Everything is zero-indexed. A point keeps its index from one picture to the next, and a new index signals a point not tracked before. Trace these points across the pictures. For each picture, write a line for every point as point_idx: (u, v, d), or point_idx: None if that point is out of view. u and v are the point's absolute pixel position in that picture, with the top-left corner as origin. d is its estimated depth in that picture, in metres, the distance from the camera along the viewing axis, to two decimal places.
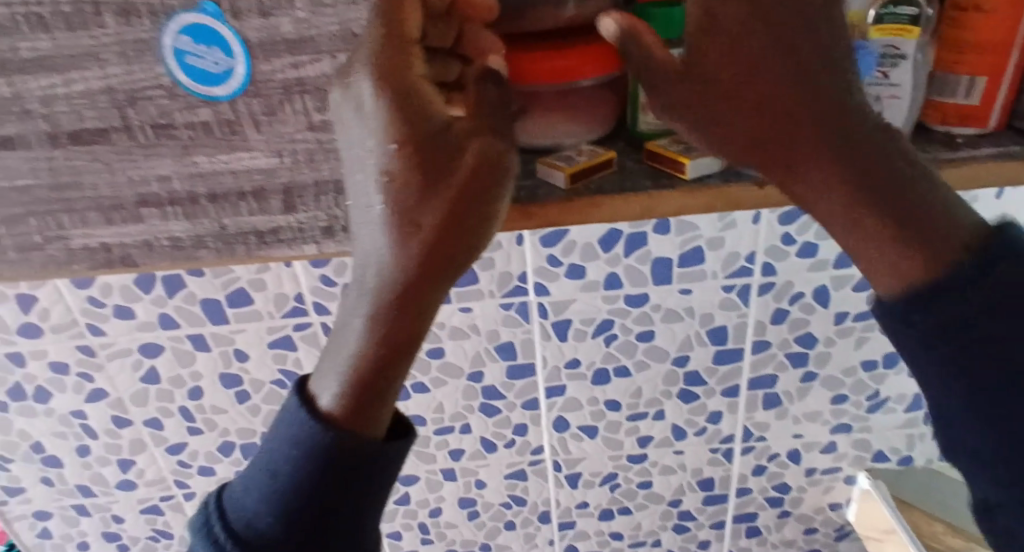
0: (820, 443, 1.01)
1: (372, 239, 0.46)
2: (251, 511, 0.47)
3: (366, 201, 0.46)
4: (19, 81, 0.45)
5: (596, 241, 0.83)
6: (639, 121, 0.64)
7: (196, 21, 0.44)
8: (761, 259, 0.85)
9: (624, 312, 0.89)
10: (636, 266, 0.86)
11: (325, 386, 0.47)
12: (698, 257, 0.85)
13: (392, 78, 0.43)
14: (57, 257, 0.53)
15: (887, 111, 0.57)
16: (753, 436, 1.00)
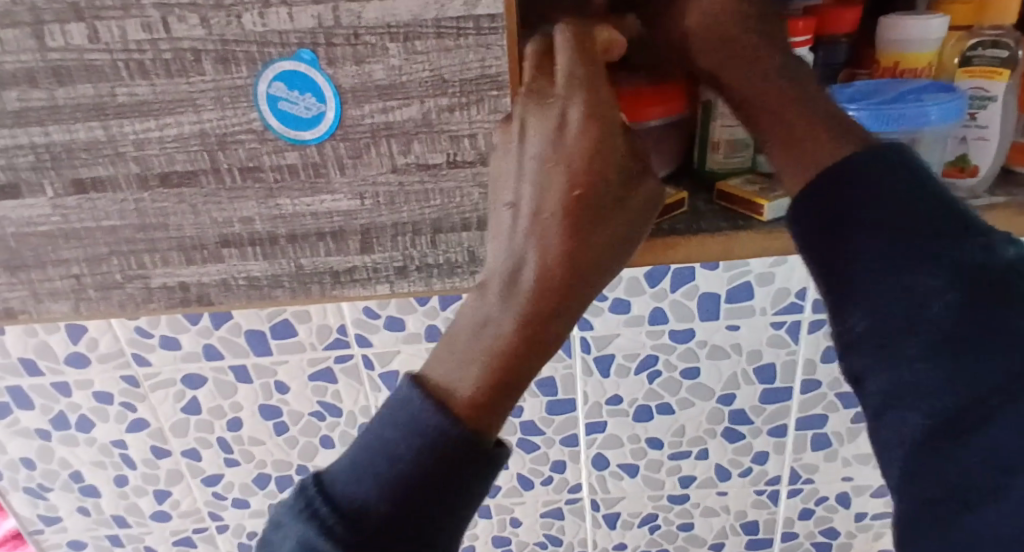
0: (871, 487, 0.98)
1: (536, 235, 0.44)
2: (358, 494, 0.40)
3: (535, 202, 0.44)
4: (114, 125, 0.46)
5: (641, 277, 0.83)
6: (709, 161, 0.64)
7: (292, 68, 0.45)
8: (813, 295, 0.85)
9: (669, 347, 0.88)
10: (683, 301, 0.85)
11: (459, 381, 0.42)
12: (748, 292, 0.85)
13: (596, 107, 0.43)
14: (136, 296, 0.53)
15: (973, 152, 0.57)
16: (801, 479, 0.98)
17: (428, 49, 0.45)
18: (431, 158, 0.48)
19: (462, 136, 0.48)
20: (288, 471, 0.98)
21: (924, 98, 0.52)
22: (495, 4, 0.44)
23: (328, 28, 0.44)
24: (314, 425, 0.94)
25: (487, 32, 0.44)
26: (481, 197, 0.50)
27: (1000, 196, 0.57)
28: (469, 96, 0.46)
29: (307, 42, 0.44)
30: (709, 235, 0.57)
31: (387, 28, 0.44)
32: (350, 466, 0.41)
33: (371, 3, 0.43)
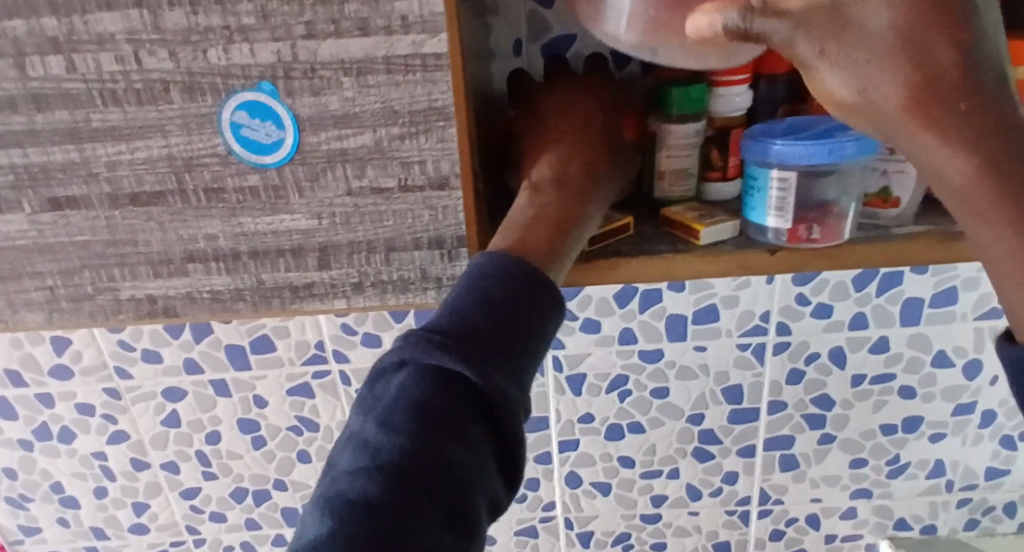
0: (840, 508, 1.01)
1: (589, 150, 0.62)
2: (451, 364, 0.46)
3: (586, 132, 0.62)
4: (89, 148, 0.50)
5: (611, 297, 0.87)
6: (657, 189, 0.68)
7: (254, 98, 0.49)
8: (776, 318, 0.88)
9: (638, 367, 0.92)
10: (651, 322, 0.89)
11: (536, 234, 0.56)
12: (713, 314, 0.88)
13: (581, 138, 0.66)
14: (106, 307, 0.56)
15: (895, 184, 0.61)
16: (770, 499, 1.00)
17: (379, 83, 0.49)
18: (384, 183, 0.52)
19: (412, 163, 0.52)
20: (265, 485, 1.00)
21: (843, 134, 0.56)
22: (441, 44, 0.48)
23: (287, 63, 0.48)
24: (291, 439, 0.97)
25: (433, 69, 0.48)
26: (431, 219, 0.54)
27: (925, 225, 0.61)
28: (419, 127, 0.50)
29: (268, 75, 0.48)
30: (648, 256, 0.61)
31: (341, 64, 0.48)
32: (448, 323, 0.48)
33: (327, 41, 0.47)
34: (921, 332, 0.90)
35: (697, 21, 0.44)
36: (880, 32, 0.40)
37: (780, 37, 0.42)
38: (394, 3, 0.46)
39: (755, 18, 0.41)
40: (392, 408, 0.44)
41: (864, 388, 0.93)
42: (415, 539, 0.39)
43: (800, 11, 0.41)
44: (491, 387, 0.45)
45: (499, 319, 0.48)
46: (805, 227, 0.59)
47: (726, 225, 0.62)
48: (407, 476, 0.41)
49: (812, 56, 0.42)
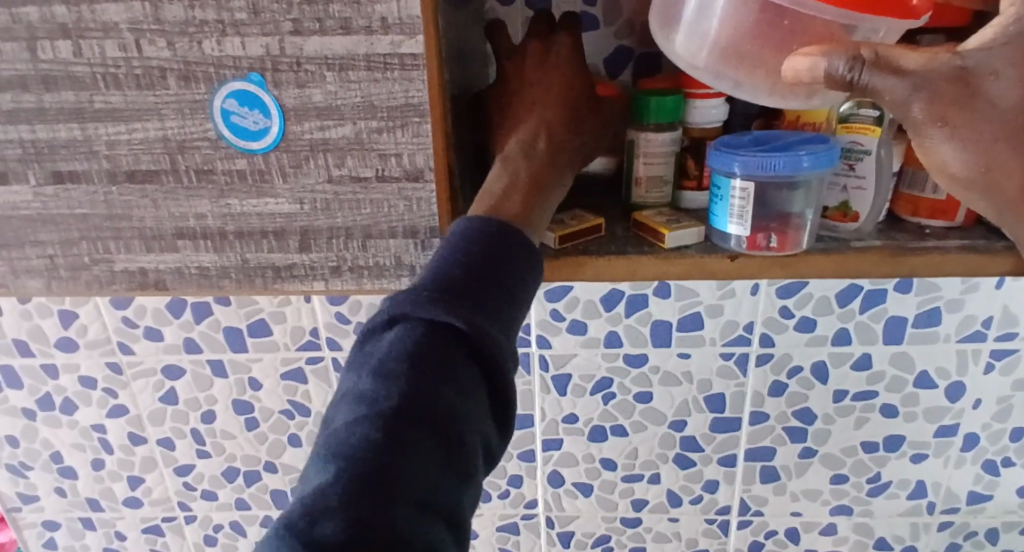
0: (819, 524, 1.03)
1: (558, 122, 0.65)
2: (433, 318, 0.49)
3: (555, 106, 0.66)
4: (91, 128, 0.54)
5: (598, 300, 0.90)
6: (632, 194, 0.71)
7: (243, 88, 0.52)
8: (759, 329, 0.91)
9: (623, 370, 0.95)
10: (637, 326, 0.92)
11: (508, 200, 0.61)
12: (697, 322, 0.91)
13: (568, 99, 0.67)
14: (100, 277, 0.60)
15: (854, 200, 0.65)
16: (750, 510, 1.02)
17: (360, 79, 0.52)
18: (362, 172, 0.56)
19: (389, 155, 0.55)
20: (256, 467, 1.03)
21: (801, 150, 0.60)
22: (417, 45, 0.51)
23: (275, 56, 0.51)
24: (283, 423, 1.00)
25: (410, 68, 0.52)
26: (405, 209, 0.57)
27: (880, 239, 0.64)
28: (395, 121, 0.54)
29: (257, 66, 0.52)
30: (614, 257, 0.64)
31: (325, 60, 0.52)
32: (435, 283, 0.51)
33: (312, 38, 0.51)
34: (904, 351, 0.92)
35: (796, 64, 0.48)
36: (1003, 105, 0.45)
37: (894, 96, 0.46)
38: (375, 6, 0.50)
39: (862, 72, 0.46)
40: (383, 361, 0.47)
41: (846, 403, 0.95)
42: (413, 478, 0.42)
43: (918, 72, 0.46)
44: (477, 335, 0.49)
45: (484, 278, 0.52)
46: (763, 236, 0.62)
47: (691, 231, 0.65)
48: (406, 418, 0.44)
49: (926, 118, 0.46)
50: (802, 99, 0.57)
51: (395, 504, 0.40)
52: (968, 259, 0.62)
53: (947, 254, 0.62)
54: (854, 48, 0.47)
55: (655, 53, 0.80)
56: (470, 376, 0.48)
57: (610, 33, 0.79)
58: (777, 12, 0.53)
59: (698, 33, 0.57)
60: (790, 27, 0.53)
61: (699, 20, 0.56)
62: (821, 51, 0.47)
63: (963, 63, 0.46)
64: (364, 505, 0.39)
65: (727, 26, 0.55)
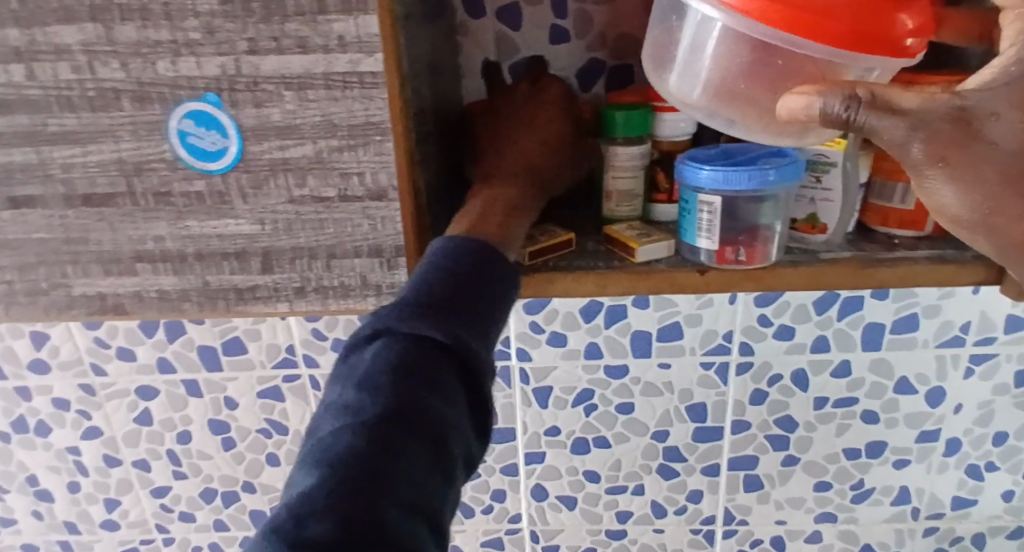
0: (805, 532, 1.02)
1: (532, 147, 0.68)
2: (419, 332, 0.48)
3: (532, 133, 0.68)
4: (46, 150, 0.53)
5: (577, 312, 0.90)
6: (603, 208, 0.71)
7: (199, 108, 0.52)
8: (738, 338, 0.90)
9: (604, 382, 0.94)
10: (616, 337, 0.91)
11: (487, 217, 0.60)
12: (676, 332, 0.91)
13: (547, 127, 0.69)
14: (60, 302, 0.59)
15: (822, 212, 0.65)
16: (735, 520, 1.01)
17: (319, 97, 0.52)
18: (324, 192, 0.55)
19: (351, 174, 0.54)
20: (234, 487, 1.01)
21: (768, 163, 0.60)
22: (377, 63, 0.51)
23: (231, 76, 0.51)
24: (260, 441, 0.99)
25: (370, 86, 0.51)
26: (370, 228, 0.56)
27: (849, 251, 0.65)
28: (357, 139, 0.53)
29: (213, 86, 0.51)
30: (584, 272, 0.63)
31: (283, 79, 0.51)
32: (420, 295, 0.50)
33: (269, 57, 0.50)
34: (883, 358, 0.92)
35: (792, 103, 0.43)
36: (1002, 147, 0.41)
37: (892, 137, 0.42)
38: (333, 24, 0.49)
39: (858, 111, 0.41)
40: (365, 374, 0.46)
41: (827, 411, 0.95)
42: (401, 480, 0.40)
43: (917, 112, 0.41)
44: (458, 346, 0.48)
45: (464, 289, 0.52)
46: (732, 250, 0.61)
47: (661, 245, 0.64)
48: (394, 424, 0.42)
49: (924, 161, 0.42)
50: (800, 139, 0.53)
51: (386, 505, 0.38)
52: (938, 269, 0.62)
53: (917, 267, 0.62)
54: (851, 86, 0.42)
55: (627, 65, 0.79)
56: (454, 385, 0.47)
57: (581, 46, 0.79)
58: (769, 51, 0.49)
59: (688, 72, 0.54)
60: (783, 66, 0.49)
61: (691, 62, 0.54)
62: (816, 89, 0.43)
63: (962, 103, 0.41)
64: (351, 505, 0.37)
65: (719, 67, 0.52)
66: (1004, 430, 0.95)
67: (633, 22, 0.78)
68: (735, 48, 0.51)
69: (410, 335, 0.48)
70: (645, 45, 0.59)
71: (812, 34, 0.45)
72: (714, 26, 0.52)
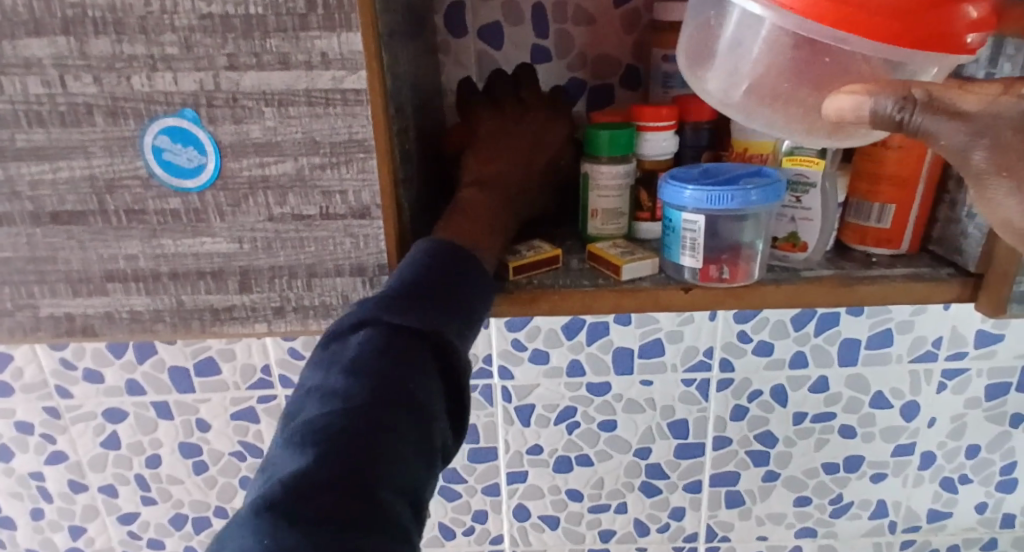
0: (786, 547, 1.02)
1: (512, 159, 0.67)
2: (406, 321, 0.47)
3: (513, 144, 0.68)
4: (12, 167, 0.51)
5: (559, 328, 0.89)
6: (589, 226, 0.70)
7: (175, 124, 0.50)
8: (718, 354, 0.90)
9: (586, 399, 0.93)
10: (598, 354, 0.91)
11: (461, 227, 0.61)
12: (658, 348, 0.90)
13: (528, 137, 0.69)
14: (26, 323, 0.57)
15: (802, 231, 0.65)
16: (717, 537, 1.01)
17: (300, 114, 0.50)
18: (305, 210, 0.53)
19: (333, 192, 0.53)
20: (206, 512, 0.98)
21: (749, 183, 0.60)
22: (360, 81, 0.50)
23: (209, 92, 0.49)
24: (234, 464, 0.96)
25: (353, 104, 0.50)
26: (352, 246, 0.55)
27: (829, 268, 0.65)
28: (340, 157, 0.52)
29: (190, 102, 0.49)
30: (569, 291, 0.63)
31: (263, 95, 0.50)
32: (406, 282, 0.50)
33: (249, 73, 0.49)
34: (859, 373, 0.92)
35: (839, 102, 0.41)
36: None
37: (950, 143, 0.40)
38: (315, 41, 0.48)
39: (913, 113, 0.39)
40: (345, 362, 0.46)
41: (806, 425, 0.95)
42: (393, 463, 0.41)
43: (979, 116, 0.39)
44: (439, 336, 0.48)
45: (445, 278, 0.51)
46: (715, 268, 0.61)
47: (645, 263, 0.64)
48: (382, 411, 0.43)
49: (988, 169, 0.40)
50: (847, 139, 0.53)
51: (376, 490, 0.40)
52: (913, 287, 0.63)
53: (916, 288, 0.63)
54: (906, 87, 0.40)
55: (608, 85, 0.80)
56: (434, 374, 0.47)
57: (563, 65, 0.79)
58: (818, 49, 0.49)
59: (725, 72, 0.54)
60: (830, 63, 0.49)
61: (733, 61, 0.53)
62: (866, 90, 0.41)
63: None
64: (342, 487, 0.39)
65: (762, 65, 0.52)
66: (976, 443, 0.96)
67: (614, 42, 0.78)
68: (782, 48, 0.50)
69: (396, 323, 0.47)
70: (679, 44, 0.58)
71: (860, 31, 0.45)
72: (761, 27, 0.51)
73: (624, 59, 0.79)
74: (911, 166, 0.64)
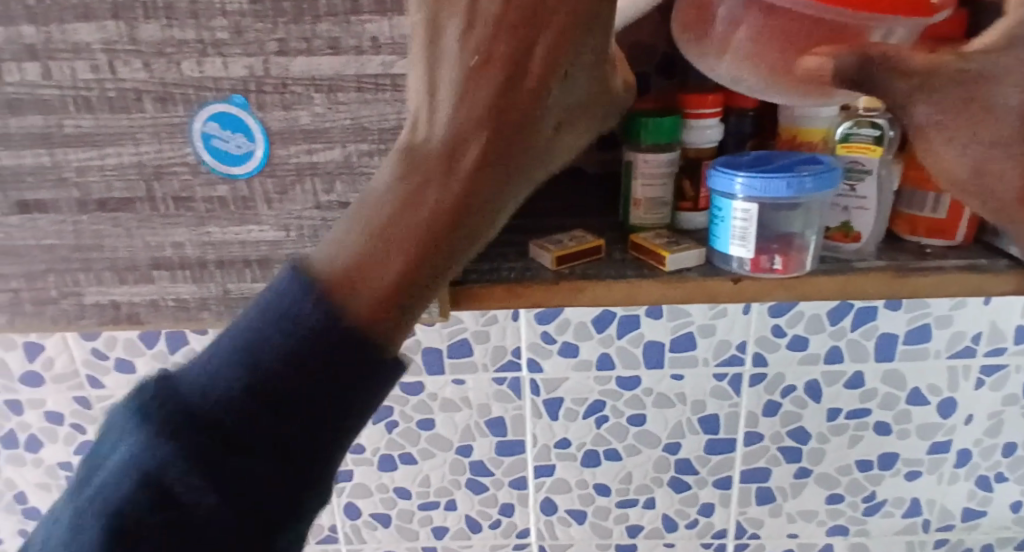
0: (817, 545, 1.00)
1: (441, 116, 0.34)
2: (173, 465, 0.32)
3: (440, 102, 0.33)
4: (60, 153, 0.51)
5: (589, 322, 0.88)
6: (631, 216, 0.69)
7: (224, 110, 0.49)
8: (752, 347, 0.89)
9: (615, 393, 0.92)
10: (629, 348, 0.89)
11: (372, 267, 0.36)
12: (690, 342, 0.89)
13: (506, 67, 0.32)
14: (70, 311, 0.56)
15: (856, 220, 0.63)
16: (747, 533, 0.99)
17: (349, 100, 0.50)
18: (352, 198, 0.53)
19: None
20: None
21: (803, 170, 0.58)
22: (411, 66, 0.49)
23: (259, 77, 0.48)
24: None
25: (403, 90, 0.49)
26: None
27: (881, 260, 0.63)
28: (387, 144, 0.51)
29: (239, 88, 0.49)
30: (614, 281, 0.61)
31: (312, 81, 0.49)
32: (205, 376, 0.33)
33: (298, 58, 0.48)
34: (895, 369, 0.90)
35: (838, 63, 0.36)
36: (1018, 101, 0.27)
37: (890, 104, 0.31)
38: (366, 25, 0.47)
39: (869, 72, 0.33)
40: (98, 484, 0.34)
41: (840, 422, 0.93)
42: None
43: (922, 74, 0.30)
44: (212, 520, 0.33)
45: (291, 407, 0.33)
46: (766, 258, 0.60)
47: (691, 253, 0.62)
48: None
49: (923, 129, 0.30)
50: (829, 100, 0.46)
51: None
52: (969, 278, 0.60)
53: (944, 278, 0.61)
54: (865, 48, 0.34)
55: (645, 73, 0.78)
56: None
57: None
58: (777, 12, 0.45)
59: (701, 44, 0.51)
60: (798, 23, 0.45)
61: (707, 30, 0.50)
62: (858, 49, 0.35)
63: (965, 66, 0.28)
64: None
65: (732, 29, 0.48)
66: (1014, 440, 0.94)
67: (653, 28, 0.76)
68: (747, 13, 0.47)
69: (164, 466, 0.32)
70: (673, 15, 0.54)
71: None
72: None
73: (662, 46, 0.77)
74: None
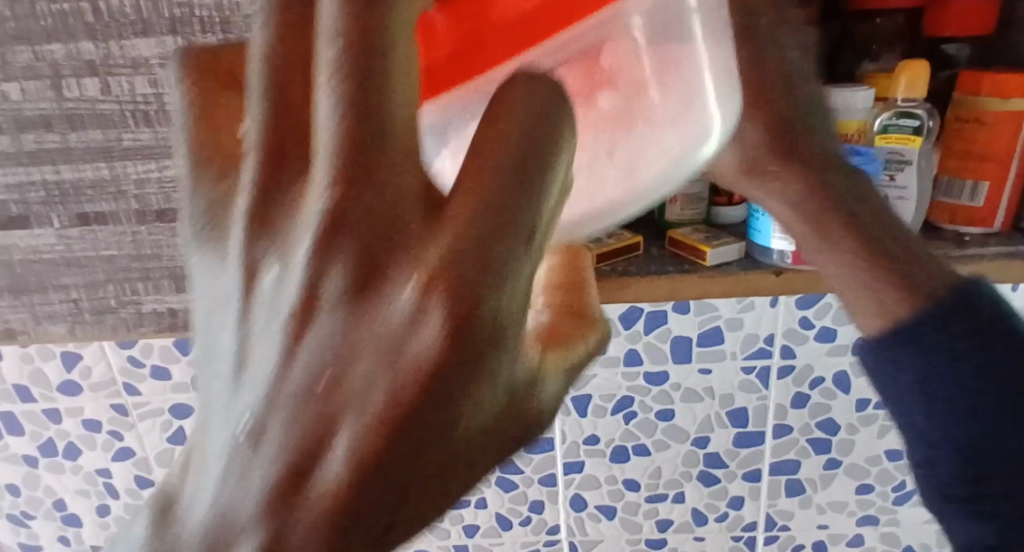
0: (847, 536, 1.01)
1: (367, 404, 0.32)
2: None
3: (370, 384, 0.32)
4: (120, 166, 0.53)
5: (618, 319, 0.86)
6: (667, 212, 0.70)
7: None
8: (780, 340, 0.88)
9: (643, 389, 0.92)
10: (657, 343, 0.89)
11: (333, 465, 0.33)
12: (718, 336, 0.88)
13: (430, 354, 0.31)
14: (128, 319, 0.59)
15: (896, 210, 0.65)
16: (776, 525, 1.00)
17: None
18: None
19: None
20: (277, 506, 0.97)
21: None
22: None
23: None
24: None
25: None
26: None
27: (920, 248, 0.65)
28: None
29: None
30: (657, 278, 0.63)
31: None
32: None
33: None
34: None
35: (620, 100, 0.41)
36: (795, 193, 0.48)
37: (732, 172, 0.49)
38: None
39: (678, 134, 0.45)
40: None
41: (869, 412, 0.93)
42: None
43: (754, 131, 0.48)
44: None
45: None
46: None
47: (732, 247, 0.63)
48: None
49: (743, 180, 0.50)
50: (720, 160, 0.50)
51: None
52: (1007, 267, 0.65)
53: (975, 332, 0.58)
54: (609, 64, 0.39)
55: None
56: None
57: None
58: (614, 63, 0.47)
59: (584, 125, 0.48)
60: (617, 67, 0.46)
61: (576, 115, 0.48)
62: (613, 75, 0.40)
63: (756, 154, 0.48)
64: None
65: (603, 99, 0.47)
66: None
67: None
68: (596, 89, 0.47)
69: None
70: None
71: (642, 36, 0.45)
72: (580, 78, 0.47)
73: None
74: (1005, 143, 0.63)
